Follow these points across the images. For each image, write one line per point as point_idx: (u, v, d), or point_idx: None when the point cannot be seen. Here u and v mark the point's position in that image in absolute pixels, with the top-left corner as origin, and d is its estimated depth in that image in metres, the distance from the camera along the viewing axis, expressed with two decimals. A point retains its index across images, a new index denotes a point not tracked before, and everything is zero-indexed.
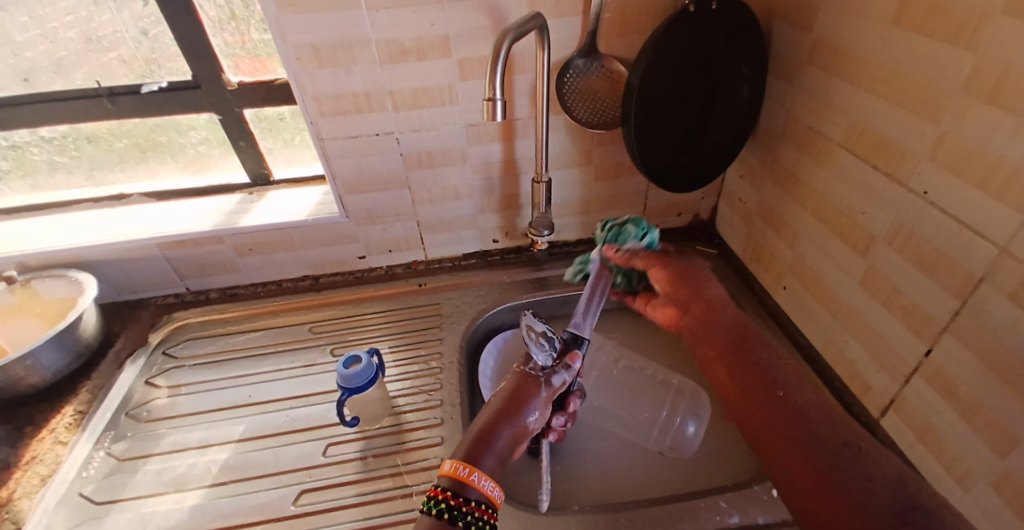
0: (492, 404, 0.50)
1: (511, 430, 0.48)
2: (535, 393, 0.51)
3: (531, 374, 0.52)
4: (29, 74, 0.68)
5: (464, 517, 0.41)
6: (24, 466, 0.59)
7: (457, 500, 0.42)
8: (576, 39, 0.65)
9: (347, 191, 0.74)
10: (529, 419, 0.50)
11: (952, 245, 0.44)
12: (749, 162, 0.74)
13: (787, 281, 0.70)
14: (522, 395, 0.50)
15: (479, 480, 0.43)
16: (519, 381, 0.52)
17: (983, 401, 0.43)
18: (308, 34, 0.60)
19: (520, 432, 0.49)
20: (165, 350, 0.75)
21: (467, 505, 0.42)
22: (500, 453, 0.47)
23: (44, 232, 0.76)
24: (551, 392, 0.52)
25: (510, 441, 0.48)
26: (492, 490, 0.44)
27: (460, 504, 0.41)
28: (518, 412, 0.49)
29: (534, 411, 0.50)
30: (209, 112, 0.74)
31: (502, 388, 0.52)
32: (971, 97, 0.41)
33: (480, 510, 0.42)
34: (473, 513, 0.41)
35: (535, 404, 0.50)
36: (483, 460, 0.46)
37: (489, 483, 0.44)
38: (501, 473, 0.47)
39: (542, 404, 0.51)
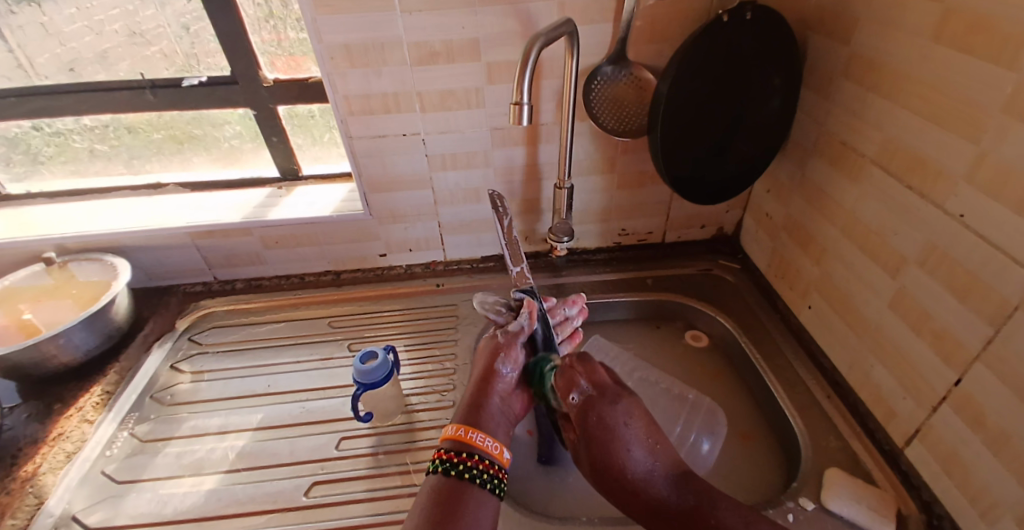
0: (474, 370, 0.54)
1: (494, 386, 0.52)
2: (501, 343, 0.55)
3: (494, 336, 0.56)
4: (74, 64, 0.71)
5: (455, 468, 0.44)
6: (51, 441, 0.62)
7: (449, 455, 0.45)
8: (604, 47, 0.65)
9: (371, 190, 0.75)
10: (505, 371, 0.53)
11: (988, 270, 0.43)
12: (778, 175, 0.73)
13: (812, 299, 0.68)
14: (491, 352, 0.54)
15: (471, 434, 0.46)
16: (487, 342, 0.56)
17: (1013, 434, 0.42)
18: (341, 35, 0.61)
19: (504, 387, 0.52)
20: (191, 336, 0.78)
21: (459, 457, 0.45)
22: (494, 411, 0.50)
23: (83, 217, 0.79)
24: (512, 336, 0.55)
25: (499, 398, 0.51)
26: (485, 441, 0.46)
27: (451, 457, 0.45)
28: (494, 369, 0.53)
29: (508, 362, 0.53)
30: (244, 108, 0.77)
31: (477, 358, 0.56)
32: (1012, 118, 0.39)
33: (472, 460, 0.45)
34: (465, 464, 0.44)
35: (507, 356, 0.54)
36: (479, 420, 0.49)
37: (481, 435, 0.46)
38: (504, 432, 0.50)
39: (513, 355, 0.54)
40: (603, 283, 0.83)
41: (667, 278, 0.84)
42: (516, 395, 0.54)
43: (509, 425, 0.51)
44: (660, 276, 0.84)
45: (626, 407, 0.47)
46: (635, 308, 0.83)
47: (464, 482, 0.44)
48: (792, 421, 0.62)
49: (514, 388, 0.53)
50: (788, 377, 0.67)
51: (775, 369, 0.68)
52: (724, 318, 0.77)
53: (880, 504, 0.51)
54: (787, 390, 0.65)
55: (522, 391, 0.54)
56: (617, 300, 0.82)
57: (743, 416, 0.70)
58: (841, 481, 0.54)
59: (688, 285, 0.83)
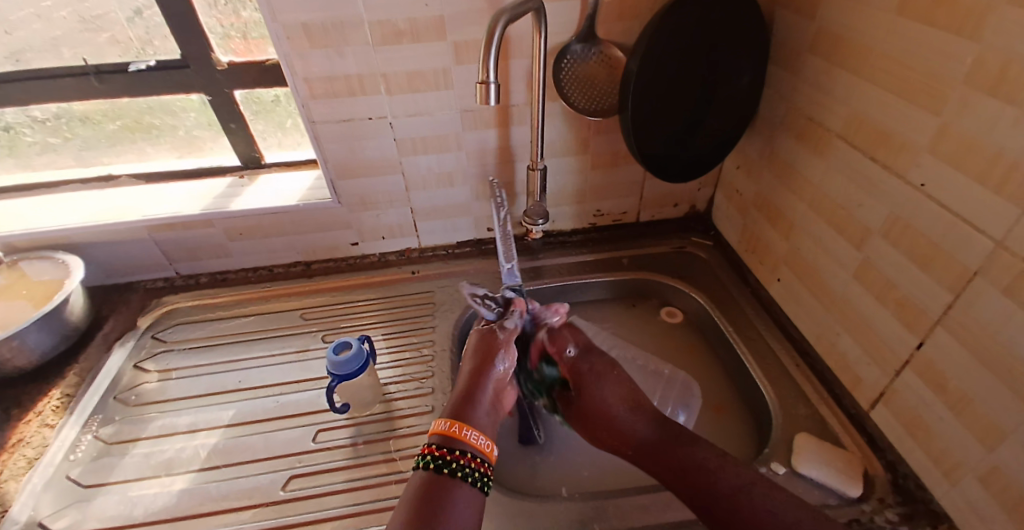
0: (466, 365, 0.53)
1: (488, 381, 0.51)
2: (497, 340, 0.55)
3: (488, 330, 0.56)
4: (17, 54, 0.66)
5: (447, 465, 0.44)
6: (10, 448, 0.59)
7: (440, 451, 0.45)
8: (573, 23, 0.64)
9: (339, 176, 0.73)
10: (500, 366, 0.53)
11: (948, 239, 0.44)
12: (747, 152, 0.73)
13: (781, 273, 0.70)
14: (487, 347, 0.54)
15: (464, 431, 0.46)
16: (481, 336, 0.55)
17: (972, 394, 0.43)
18: (299, 13, 0.58)
19: (497, 382, 0.52)
20: (155, 334, 0.75)
21: (451, 454, 0.44)
22: (487, 406, 0.50)
23: (31, 213, 0.75)
24: (510, 333, 0.55)
25: (493, 394, 0.51)
26: (478, 438, 0.46)
27: (444, 454, 0.44)
28: (489, 363, 0.52)
29: (502, 357, 0.53)
30: (199, 92, 0.73)
31: (469, 351, 0.55)
32: (973, 89, 0.40)
33: (464, 458, 0.44)
34: (457, 461, 0.44)
35: (502, 351, 0.53)
36: (472, 416, 0.48)
37: (473, 433, 0.46)
38: (494, 427, 0.50)
39: (507, 350, 0.54)
40: (580, 265, 0.83)
41: (643, 257, 0.84)
42: (508, 390, 0.53)
43: (499, 420, 0.51)
44: (636, 255, 0.85)
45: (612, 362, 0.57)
46: (612, 289, 0.83)
47: (454, 479, 0.43)
48: (764, 391, 0.63)
49: (506, 382, 0.53)
50: (759, 349, 0.68)
51: (747, 342, 0.69)
52: (698, 294, 0.78)
53: (846, 466, 0.53)
54: (758, 361, 0.66)
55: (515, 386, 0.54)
56: (594, 281, 0.82)
57: (719, 389, 0.71)
58: (810, 447, 0.55)
59: (663, 263, 0.83)
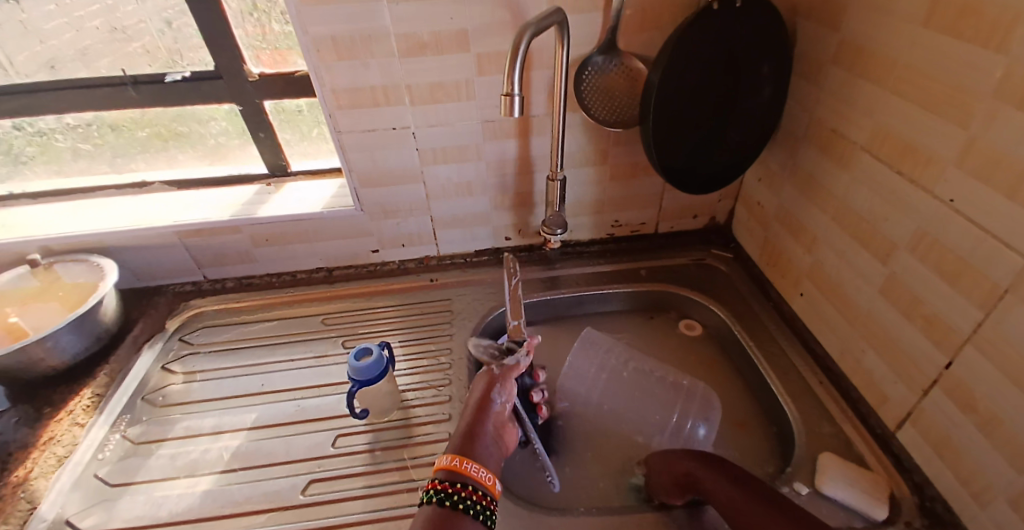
0: (467, 401, 0.54)
1: (488, 417, 0.52)
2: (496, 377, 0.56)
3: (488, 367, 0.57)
4: (53, 62, 0.69)
5: (450, 498, 0.42)
6: (41, 446, 0.61)
7: (443, 485, 0.43)
8: (595, 36, 0.64)
9: (362, 185, 0.74)
10: (500, 401, 0.54)
11: (978, 254, 0.43)
12: (769, 164, 0.73)
13: (804, 287, 0.69)
14: (487, 383, 0.55)
15: (465, 464, 0.45)
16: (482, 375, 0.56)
17: (1003, 414, 0.42)
18: (327, 27, 0.60)
19: (496, 419, 0.53)
20: (182, 337, 0.77)
21: (453, 488, 0.43)
22: (488, 441, 0.50)
23: (66, 217, 0.78)
24: (508, 370, 0.56)
25: (493, 429, 0.52)
26: (480, 472, 0.45)
27: (446, 487, 0.43)
28: (489, 399, 0.53)
29: (502, 393, 0.54)
30: (230, 103, 0.75)
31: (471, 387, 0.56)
32: (1002, 102, 0.39)
33: (467, 491, 0.43)
34: (460, 494, 0.43)
35: (501, 388, 0.55)
36: (474, 451, 0.48)
37: (476, 467, 0.45)
38: (496, 462, 0.49)
39: (507, 386, 0.55)
40: (598, 275, 0.83)
41: (661, 269, 0.84)
42: (509, 427, 0.54)
43: (500, 456, 0.51)
44: (654, 267, 0.84)
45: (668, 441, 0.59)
46: (630, 300, 0.83)
47: (458, 512, 0.42)
48: (785, 407, 0.62)
49: (505, 418, 0.54)
50: (781, 364, 0.67)
51: (769, 357, 0.68)
52: (717, 307, 0.77)
53: (873, 487, 0.52)
54: (780, 376, 0.66)
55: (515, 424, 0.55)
56: (612, 292, 0.82)
57: (739, 404, 0.70)
58: (836, 465, 0.54)
59: (682, 275, 0.83)
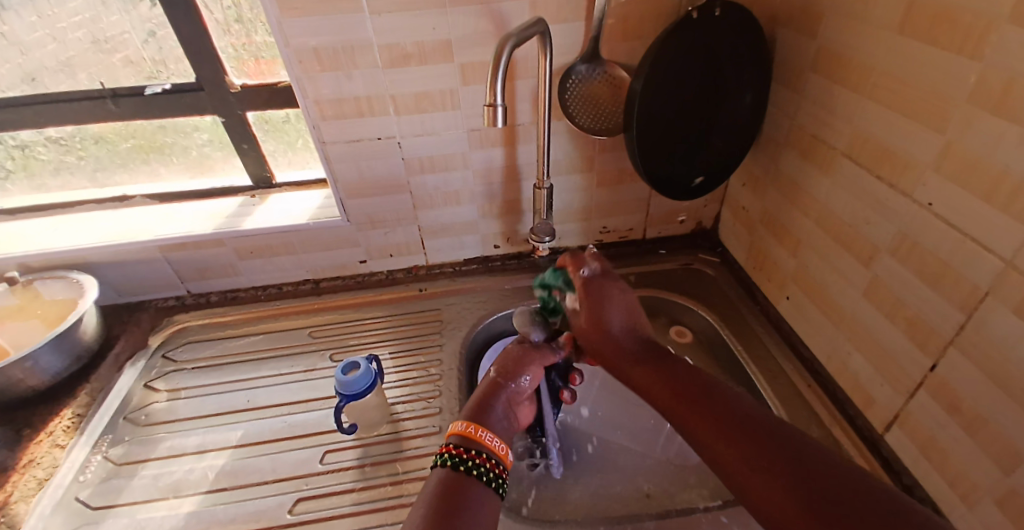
0: (488, 373, 0.54)
1: (505, 393, 0.52)
2: (523, 354, 0.55)
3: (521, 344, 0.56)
4: (35, 73, 0.68)
5: (464, 463, 0.44)
6: (22, 469, 0.60)
7: (459, 451, 0.45)
8: (578, 45, 0.65)
9: (348, 196, 0.74)
10: (524, 381, 0.53)
11: (958, 257, 0.44)
12: (752, 169, 0.73)
13: (789, 290, 0.69)
14: (513, 358, 0.54)
15: (479, 433, 0.46)
16: (508, 350, 0.56)
17: (986, 415, 0.43)
18: (310, 39, 0.59)
19: (513, 396, 0.52)
20: (165, 353, 0.75)
21: (468, 453, 0.44)
22: (501, 413, 0.51)
23: (45, 233, 0.76)
24: (535, 348, 0.55)
25: (507, 406, 0.52)
26: (493, 440, 0.47)
27: (461, 453, 0.44)
28: (513, 374, 0.53)
29: (527, 373, 0.53)
30: (212, 115, 0.74)
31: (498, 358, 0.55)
32: (976, 108, 0.40)
33: (482, 459, 0.45)
34: (475, 460, 0.44)
35: (528, 366, 0.54)
36: (486, 421, 0.49)
37: (490, 436, 0.47)
38: (507, 435, 0.50)
39: (534, 368, 0.54)
40: None
41: (650, 274, 0.84)
42: (524, 405, 0.54)
43: (512, 430, 0.51)
44: (643, 273, 0.84)
45: (627, 288, 0.55)
46: None
47: (471, 478, 0.43)
48: (775, 412, 0.63)
49: (522, 397, 0.54)
50: (769, 369, 0.68)
51: (757, 362, 0.69)
52: (706, 312, 0.78)
53: None
54: (769, 381, 0.66)
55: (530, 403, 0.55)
56: None
57: None
58: None
59: (671, 281, 0.83)
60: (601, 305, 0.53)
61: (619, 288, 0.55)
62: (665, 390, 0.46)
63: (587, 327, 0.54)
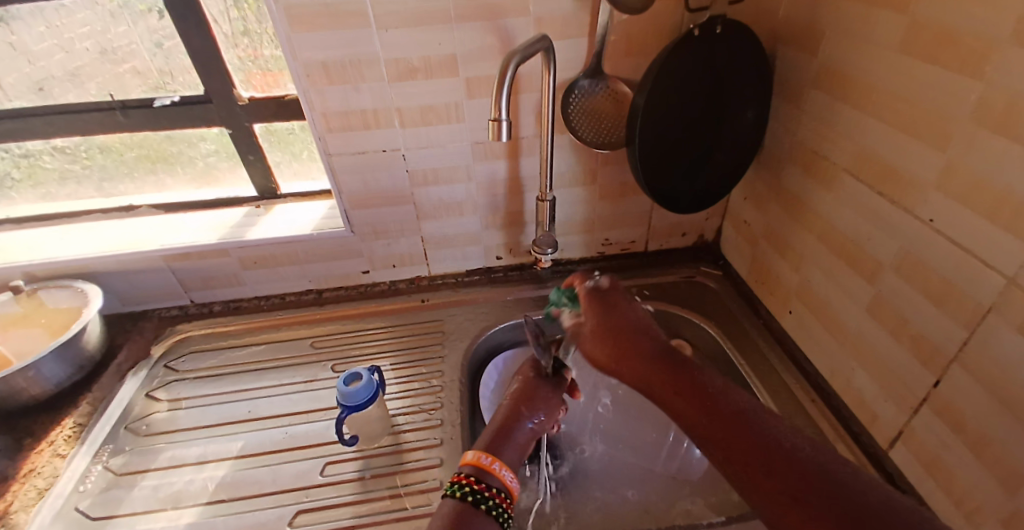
0: (508, 402, 0.54)
1: (524, 427, 0.52)
2: (543, 391, 0.55)
3: (541, 379, 0.56)
4: (43, 84, 0.69)
5: (485, 501, 0.44)
6: (22, 478, 0.59)
7: (479, 485, 0.45)
8: (582, 60, 0.65)
9: (352, 206, 0.74)
10: (541, 417, 0.54)
11: (961, 274, 0.44)
12: (754, 184, 0.74)
13: (793, 305, 0.69)
14: (534, 394, 0.55)
15: (501, 470, 0.47)
16: (529, 382, 0.56)
17: (992, 433, 0.42)
18: (318, 53, 0.60)
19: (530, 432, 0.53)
20: (167, 363, 0.75)
21: (489, 491, 0.45)
22: (518, 446, 0.51)
23: (51, 242, 0.77)
24: (556, 386, 0.56)
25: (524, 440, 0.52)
26: (510, 479, 0.47)
27: (482, 489, 0.45)
28: (533, 408, 0.54)
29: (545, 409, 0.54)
30: (219, 126, 0.75)
31: (517, 387, 0.56)
32: (978, 127, 0.40)
33: (499, 496, 0.45)
34: (494, 498, 0.45)
35: (546, 402, 0.55)
36: (502, 453, 0.49)
37: (508, 474, 0.47)
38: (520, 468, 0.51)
39: (551, 405, 0.55)
40: None
41: (652, 287, 0.84)
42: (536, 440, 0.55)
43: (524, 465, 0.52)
44: (645, 285, 0.84)
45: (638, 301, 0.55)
46: None
47: (488, 516, 0.44)
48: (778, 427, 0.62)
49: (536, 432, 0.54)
50: (773, 383, 0.67)
51: (761, 376, 0.69)
52: (708, 325, 0.78)
53: None
54: (772, 396, 0.66)
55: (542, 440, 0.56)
56: None
57: None
58: None
59: (672, 293, 0.83)
60: (609, 313, 0.54)
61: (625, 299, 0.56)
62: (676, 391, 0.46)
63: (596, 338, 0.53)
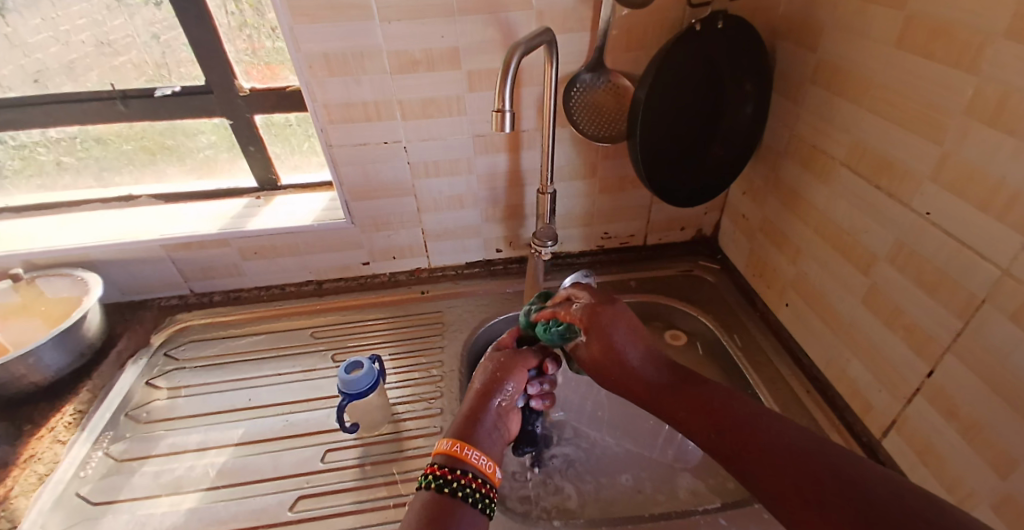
0: (472, 385, 0.52)
1: (493, 403, 0.50)
2: (507, 364, 0.54)
3: (503, 356, 0.55)
4: (39, 76, 0.69)
5: (449, 485, 0.42)
6: (22, 464, 0.59)
7: (444, 471, 0.43)
8: (584, 54, 0.66)
9: (353, 198, 0.74)
10: (510, 389, 0.52)
11: (954, 265, 0.45)
12: (752, 178, 0.75)
13: (789, 297, 0.70)
14: (495, 370, 0.53)
15: (466, 451, 0.45)
16: (491, 361, 0.55)
17: (983, 421, 0.43)
18: (320, 44, 0.61)
19: (501, 407, 0.51)
20: (167, 352, 0.76)
21: (453, 474, 0.43)
22: (490, 426, 0.49)
23: (49, 232, 0.77)
24: (515, 356, 0.55)
25: (496, 417, 0.50)
26: (480, 459, 0.45)
27: (445, 473, 0.43)
28: (498, 384, 0.52)
29: (511, 379, 0.53)
30: (220, 117, 0.75)
31: (481, 368, 0.54)
32: (973, 120, 0.41)
33: (468, 479, 0.43)
34: (461, 481, 0.43)
35: (512, 372, 0.53)
36: (474, 436, 0.47)
37: (477, 453, 0.45)
38: (497, 450, 0.49)
39: (518, 374, 0.53)
40: None
41: (649, 280, 0.85)
42: (514, 414, 0.53)
43: (501, 443, 0.50)
44: (644, 278, 0.85)
45: (630, 310, 0.54)
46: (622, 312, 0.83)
47: (456, 501, 0.42)
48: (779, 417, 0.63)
49: (513, 406, 0.52)
50: (769, 375, 0.68)
51: (758, 368, 0.69)
52: (706, 318, 0.78)
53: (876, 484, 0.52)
54: (769, 387, 0.67)
55: (519, 411, 0.53)
56: None
57: None
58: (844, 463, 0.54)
59: (670, 287, 0.84)
60: (610, 333, 0.51)
61: (622, 318, 0.52)
62: (692, 409, 0.44)
63: (601, 361, 0.51)
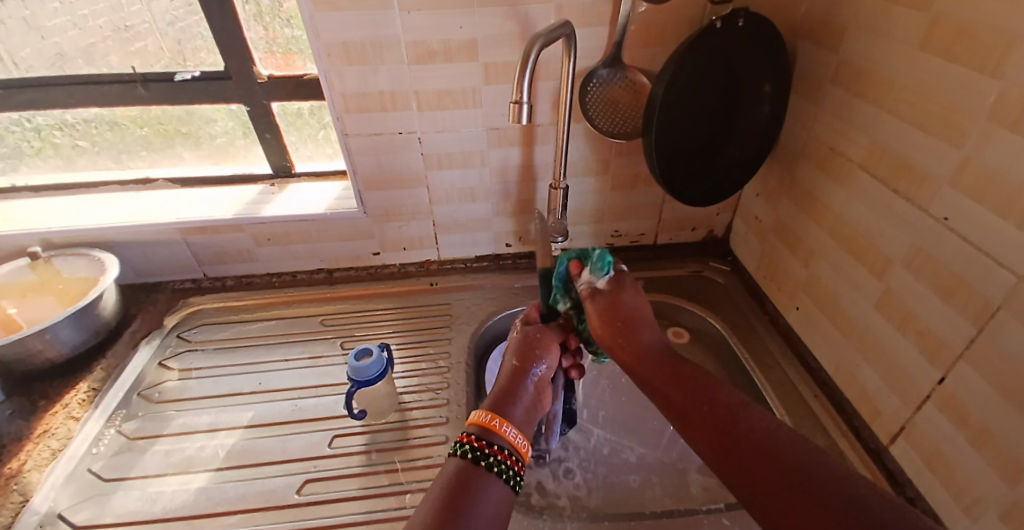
0: (506, 363, 0.53)
1: (529, 382, 0.51)
2: (538, 341, 0.55)
3: (535, 332, 0.56)
4: (57, 59, 0.70)
5: (486, 458, 0.42)
6: (36, 438, 0.61)
7: (481, 443, 0.43)
8: (600, 49, 0.66)
9: (366, 188, 0.75)
10: (544, 366, 0.53)
11: (971, 270, 0.44)
12: (767, 180, 0.74)
13: (800, 300, 0.70)
14: (527, 346, 0.54)
15: (502, 427, 0.45)
16: (522, 338, 0.55)
17: (994, 429, 0.43)
18: (339, 33, 0.61)
19: (535, 385, 0.51)
20: (179, 333, 0.77)
21: (490, 448, 0.43)
22: (524, 405, 0.49)
23: (67, 213, 0.78)
24: (544, 333, 0.56)
25: (533, 395, 0.51)
26: (515, 437, 0.45)
27: (482, 446, 0.43)
28: (533, 362, 0.52)
29: (547, 355, 0.54)
30: (237, 104, 0.76)
31: (510, 345, 0.55)
32: (994, 123, 0.41)
33: (504, 455, 0.43)
34: (497, 456, 0.43)
35: (547, 347, 0.54)
36: (509, 412, 0.48)
37: (513, 432, 0.45)
38: (529, 428, 0.49)
39: (551, 351, 0.54)
40: None
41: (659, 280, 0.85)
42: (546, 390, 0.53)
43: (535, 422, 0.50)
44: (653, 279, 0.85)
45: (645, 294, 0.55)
46: None
47: (490, 473, 0.42)
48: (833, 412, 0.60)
49: (546, 382, 0.53)
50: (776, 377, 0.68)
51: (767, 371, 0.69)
52: (714, 318, 0.78)
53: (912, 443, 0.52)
54: (775, 389, 0.67)
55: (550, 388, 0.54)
56: None
57: None
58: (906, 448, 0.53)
59: (679, 287, 0.84)
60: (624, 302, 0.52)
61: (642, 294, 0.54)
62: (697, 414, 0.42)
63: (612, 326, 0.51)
